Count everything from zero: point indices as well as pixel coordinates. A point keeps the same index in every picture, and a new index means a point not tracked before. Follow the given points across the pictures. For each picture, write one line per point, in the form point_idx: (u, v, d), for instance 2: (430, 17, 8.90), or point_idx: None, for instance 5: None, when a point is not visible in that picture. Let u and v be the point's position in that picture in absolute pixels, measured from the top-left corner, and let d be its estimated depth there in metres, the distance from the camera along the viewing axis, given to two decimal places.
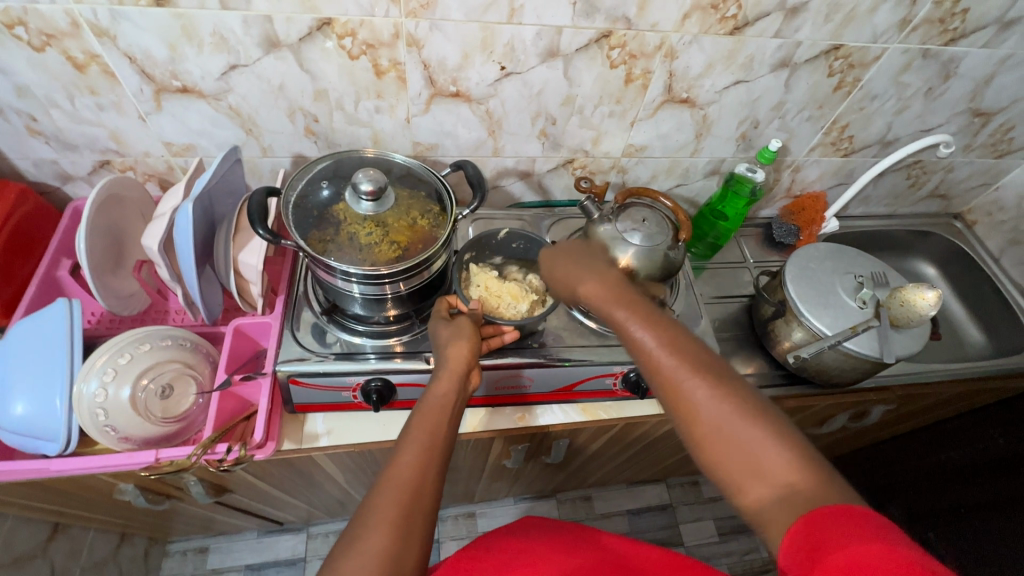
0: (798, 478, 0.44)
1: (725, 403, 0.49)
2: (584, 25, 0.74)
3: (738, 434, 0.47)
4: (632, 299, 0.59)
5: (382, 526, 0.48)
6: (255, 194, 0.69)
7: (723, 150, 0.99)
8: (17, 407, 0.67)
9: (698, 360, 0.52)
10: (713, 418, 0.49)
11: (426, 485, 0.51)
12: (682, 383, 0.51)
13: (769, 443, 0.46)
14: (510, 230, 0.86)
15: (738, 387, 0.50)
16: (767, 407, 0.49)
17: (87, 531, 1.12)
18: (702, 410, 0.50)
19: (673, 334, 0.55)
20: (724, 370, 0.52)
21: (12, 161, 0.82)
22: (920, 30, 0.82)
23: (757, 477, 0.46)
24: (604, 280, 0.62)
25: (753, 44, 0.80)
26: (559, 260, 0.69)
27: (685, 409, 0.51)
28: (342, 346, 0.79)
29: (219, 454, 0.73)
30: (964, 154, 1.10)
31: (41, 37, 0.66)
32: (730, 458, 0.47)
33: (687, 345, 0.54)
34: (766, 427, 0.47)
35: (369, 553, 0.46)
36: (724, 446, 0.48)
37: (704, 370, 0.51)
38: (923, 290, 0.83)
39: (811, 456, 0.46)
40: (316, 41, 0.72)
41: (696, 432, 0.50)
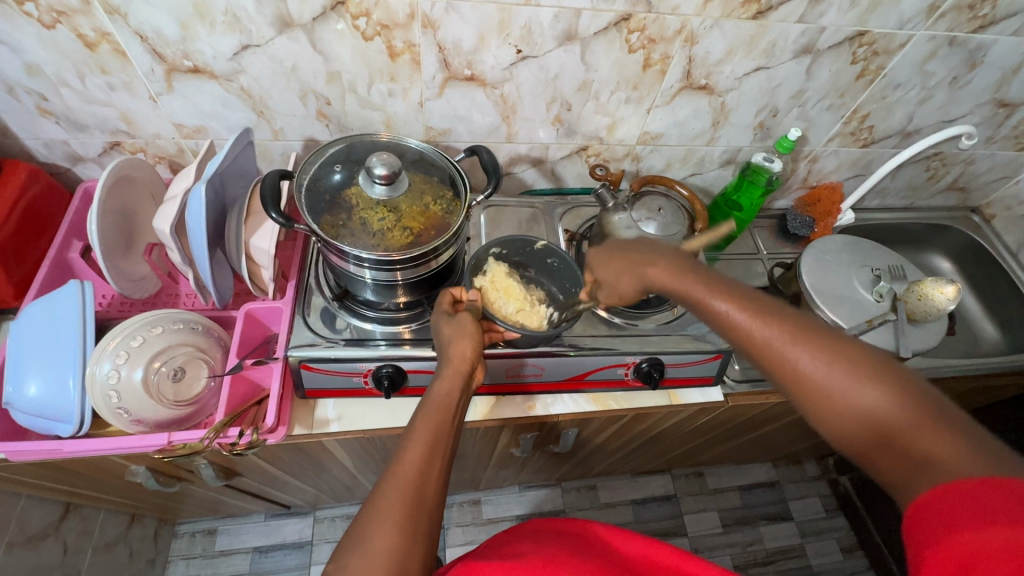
0: (926, 438, 0.42)
1: (836, 367, 0.47)
2: (604, 7, 0.72)
3: (845, 393, 0.46)
4: (705, 278, 0.58)
5: (384, 532, 0.47)
6: (268, 176, 0.68)
7: (741, 138, 0.98)
8: (30, 388, 0.67)
9: (797, 326, 0.50)
10: (826, 385, 0.47)
11: (430, 484, 0.51)
12: (783, 353, 0.50)
13: (890, 400, 0.44)
14: (548, 245, 0.85)
15: (844, 345, 0.48)
16: (882, 362, 0.46)
17: (97, 512, 1.13)
18: (809, 377, 0.48)
19: (762, 304, 0.53)
20: (826, 332, 0.49)
21: (22, 141, 0.81)
22: (948, 16, 0.80)
23: (881, 441, 0.44)
24: (665, 263, 0.62)
25: (776, 30, 0.78)
26: (611, 257, 0.71)
27: (794, 380, 0.49)
28: (353, 332, 0.79)
29: (232, 437, 0.73)
30: (985, 146, 1.08)
31: (51, 14, 0.65)
32: (849, 424, 0.46)
33: (771, 309, 0.53)
34: (883, 383, 0.45)
35: (374, 556, 0.46)
36: (842, 411, 0.46)
37: (805, 335, 0.49)
38: (942, 285, 0.82)
39: (939, 409, 0.43)
40: (330, 21, 0.70)
41: (807, 400, 0.48)
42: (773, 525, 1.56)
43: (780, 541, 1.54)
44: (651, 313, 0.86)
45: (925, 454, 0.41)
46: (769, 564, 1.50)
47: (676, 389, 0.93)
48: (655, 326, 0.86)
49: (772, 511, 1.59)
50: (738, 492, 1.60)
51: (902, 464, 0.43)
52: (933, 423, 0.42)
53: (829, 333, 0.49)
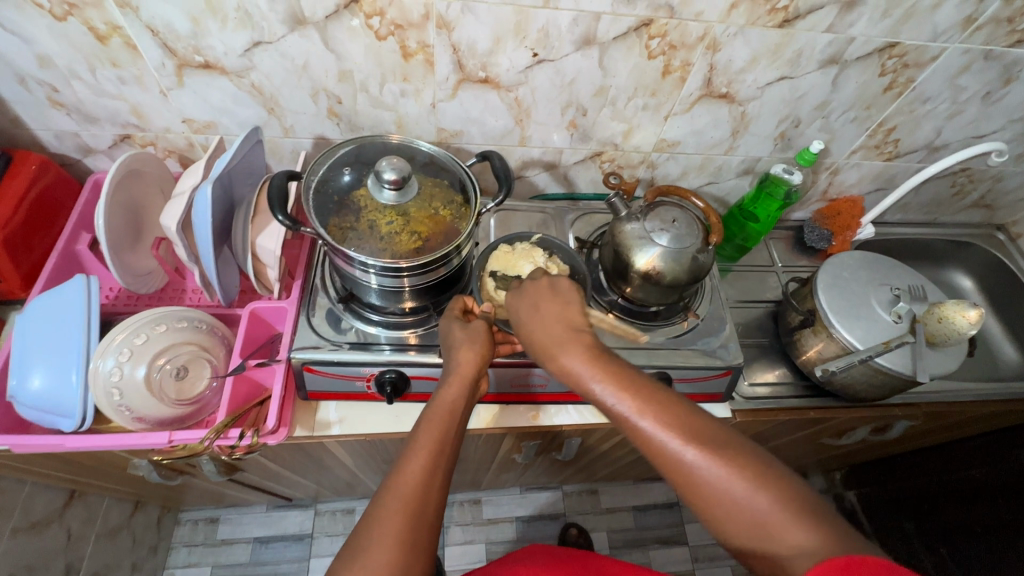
0: (788, 524, 0.44)
1: (718, 464, 0.47)
2: (624, 12, 0.70)
3: (735, 494, 0.46)
4: (600, 362, 0.55)
5: (387, 542, 0.47)
6: (275, 177, 0.67)
7: (760, 149, 0.95)
8: (33, 381, 0.67)
9: (684, 422, 0.50)
10: (709, 483, 0.47)
11: (432, 497, 0.51)
12: (674, 451, 0.49)
13: (757, 493, 0.45)
14: (543, 237, 0.86)
15: (727, 447, 0.48)
16: (752, 450, 0.48)
17: (101, 499, 1.14)
18: (693, 473, 0.47)
19: (655, 396, 0.51)
20: (707, 424, 0.50)
21: (33, 132, 0.81)
22: (984, 30, 0.77)
23: (764, 540, 0.44)
24: (574, 344, 0.57)
25: (803, 39, 0.75)
26: (524, 313, 0.61)
27: (681, 477, 0.48)
28: (357, 335, 0.78)
29: (232, 439, 0.72)
30: (1016, 163, 1.04)
31: (63, 6, 0.64)
32: (725, 517, 0.46)
33: (660, 402, 0.51)
34: (755, 479, 0.46)
35: (375, 569, 0.45)
36: (720, 507, 0.46)
37: (692, 430, 0.49)
38: (964, 308, 0.80)
39: (802, 497, 0.45)
40: (343, 19, 0.69)
41: (691, 495, 0.48)
42: None
43: None
44: (659, 325, 0.86)
45: (784, 543, 0.43)
46: None
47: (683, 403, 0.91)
48: (665, 339, 0.85)
49: None
50: None
51: (771, 547, 0.44)
52: (793, 513, 0.44)
53: (708, 424, 0.50)
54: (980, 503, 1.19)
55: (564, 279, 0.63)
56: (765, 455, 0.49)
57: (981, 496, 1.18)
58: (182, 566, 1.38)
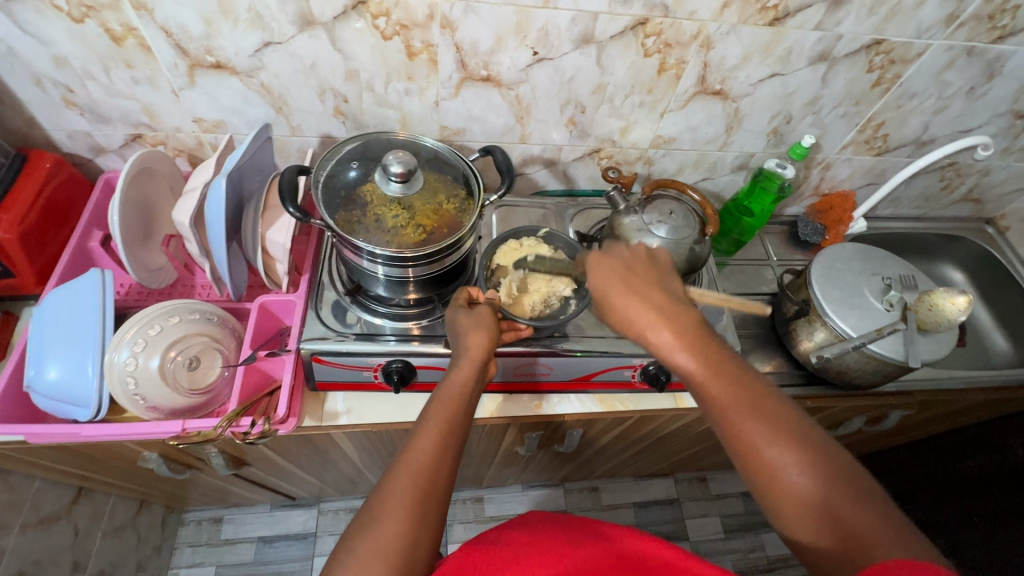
0: (858, 522, 0.46)
1: (796, 454, 0.49)
2: (620, 11, 0.73)
3: (813, 486, 0.48)
4: (697, 342, 0.57)
5: (396, 513, 0.49)
6: (286, 171, 0.69)
7: (753, 144, 0.98)
8: (51, 372, 0.69)
9: (769, 409, 0.52)
10: (786, 472, 0.49)
11: (441, 474, 0.52)
12: (757, 435, 0.51)
13: (830, 487, 0.47)
14: (550, 231, 0.88)
15: (812, 442, 0.50)
16: (829, 448, 0.50)
17: (107, 497, 1.15)
18: (770, 461, 0.50)
19: (744, 384, 0.54)
20: (790, 416, 0.52)
21: (47, 132, 0.83)
22: (966, 26, 0.80)
23: (828, 536, 0.46)
24: (672, 319, 0.59)
25: (793, 37, 0.78)
26: (615, 285, 0.63)
27: (759, 463, 0.50)
28: (363, 327, 0.80)
29: (244, 427, 0.74)
30: (1002, 158, 1.07)
31: (81, 8, 0.66)
32: (794, 508, 0.48)
33: (750, 390, 0.54)
34: (831, 477, 0.48)
35: (384, 539, 0.47)
36: (792, 498, 0.48)
37: (778, 422, 0.51)
38: (954, 295, 0.81)
39: (873, 501, 0.47)
40: (350, 20, 0.71)
41: (763, 479, 0.50)
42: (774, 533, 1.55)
43: (781, 549, 1.54)
44: None
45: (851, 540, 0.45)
46: (769, 571, 1.50)
47: (682, 393, 0.93)
48: None
49: None
50: (741, 498, 1.60)
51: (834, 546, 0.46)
52: (863, 514, 0.46)
53: (794, 419, 0.52)
54: (973, 497, 1.20)
55: (659, 252, 0.67)
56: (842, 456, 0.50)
57: (976, 488, 1.19)
58: (186, 566, 1.38)
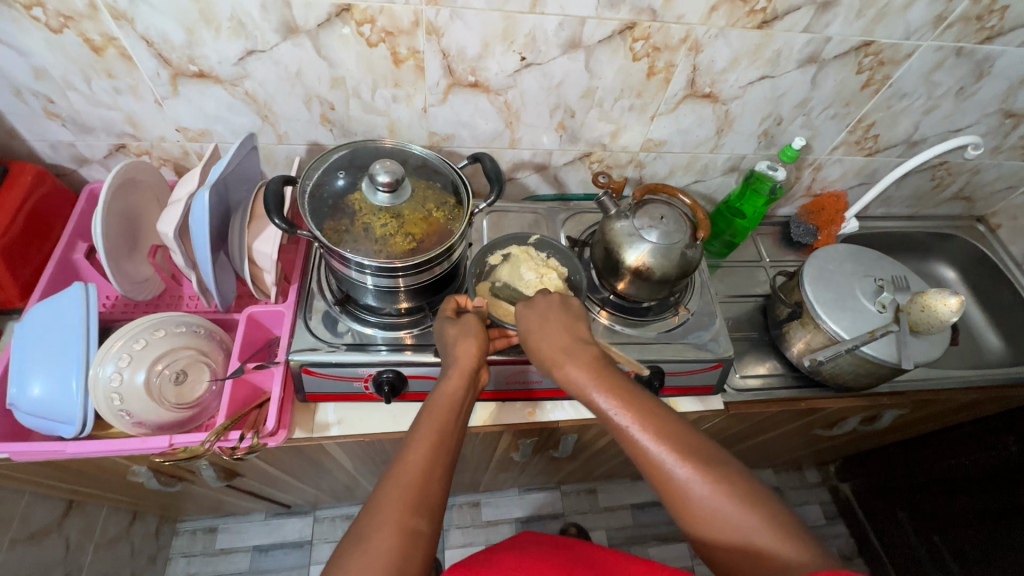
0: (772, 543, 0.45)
1: (705, 478, 0.48)
2: (608, 16, 0.72)
3: (731, 521, 0.46)
4: (608, 380, 0.57)
5: (389, 528, 0.48)
6: (271, 181, 0.68)
7: (744, 147, 0.97)
8: (34, 389, 0.67)
9: (674, 434, 0.51)
10: (696, 494, 0.48)
11: (433, 481, 0.52)
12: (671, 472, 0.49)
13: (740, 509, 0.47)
14: (541, 238, 0.88)
15: (730, 476, 0.48)
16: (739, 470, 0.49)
17: (99, 509, 1.14)
18: (681, 487, 0.49)
19: (649, 410, 0.53)
20: (696, 439, 0.51)
21: (29, 143, 0.82)
22: (955, 27, 0.80)
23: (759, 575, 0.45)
24: (583, 359, 0.59)
25: (781, 39, 0.78)
26: (535, 326, 0.64)
27: (673, 494, 0.49)
28: (354, 336, 0.79)
29: (232, 442, 0.74)
30: (992, 156, 1.07)
31: (59, 18, 0.65)
32: (709, 532, 0.48)
33: (663, 424, 0.52)
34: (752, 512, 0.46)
35: (376, 556, 0.46)
36: (706, 522, 0.48)
37: (691, 454, 0.50)
38: (946, 296, 0.81)
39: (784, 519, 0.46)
40: (335, 27, 0.70)
41: (687, 517, 0.49)
42: None
43: None
44: (651, 321, 0.88)
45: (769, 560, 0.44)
46: None
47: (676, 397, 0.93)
48: (656, 333, 0.86)
49: None
50: None
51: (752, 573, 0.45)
52: (779, 541, 0.45)
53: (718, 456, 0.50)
54: (969, 495, 1.21)
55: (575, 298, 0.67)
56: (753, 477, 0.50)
57: (970, 487, 1.20)
58: None
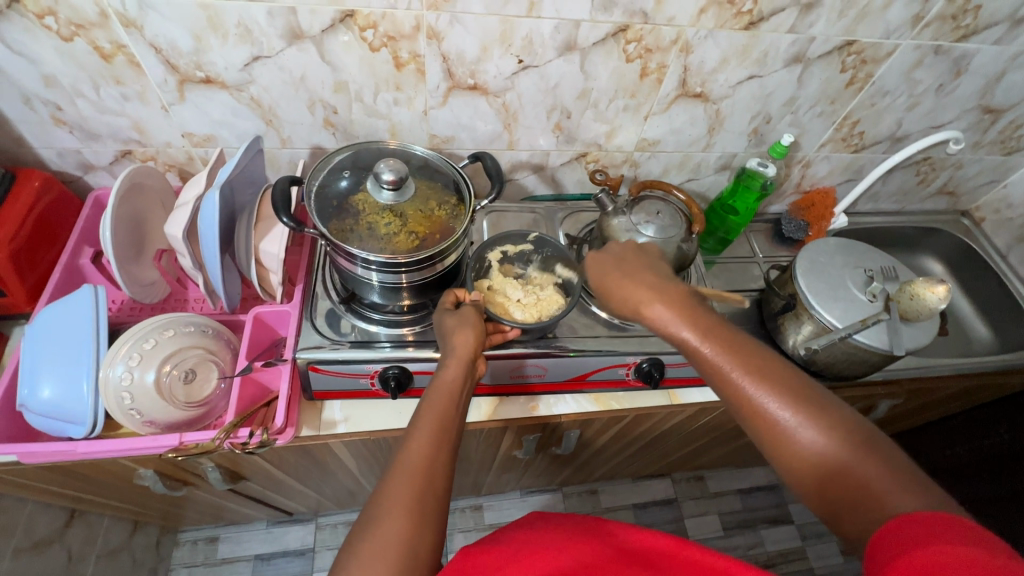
0: (873, 473, 0.45)
1: (800, 408, 0.50)
2: (602, 19, 0.75)
3: (811, 440, 0.49)
4: (690, 312, 0.59)
5: (397, 513, 0.49)
6: (278, 182, 0.69)
7: (735, 145, 1.00)
8: (44, 390, 0.68)
9: (766, 370, 0.53)
10: (794, 429, 0.49)
11: (438, 468, 0.53)
12: (755, 395, 0.52)
13: (832, 439, 0.48)
14: (538, 236, 0.89)
15: (814, 396, 0.51)
16: (837, 405, 0.50)
17: (100, 519, 1.13)
18: (782, 423, 0.50)
19: (741, 347, 0.55)
20: (787, 372, 0.53)
21: (36, 151, 0.84)
22: (932, 26, 0.83)
23: (841, 497, 0.46)
24: (663, 295, 0.61)
25: (768, 40, 0.81)
26: (608, 272, 0.67)
27: (756, 416, 0.52)
28: (358, 334, 0.81)
29: (243, 437, 0.74)
30: (973, 151, 1.11)
31: (70, 27, 0.67)
32: (805, 465, 0.49)
33: (744, 352, 0.55)
34: (840, 429, 0.48)
35: (387, 540, 0.47)
36: (803, 458, 0.49)
37: (775, 380, 0.52)
38: (933, 284, 0.85)
39: (889, 458, 0.46)
40: (338, 33, 0.73)
41: (772, 442, 0.51)
42: (773, 528, 1.56)
43: (781, 544, 1.55)
44: None
45: (861, 486, 0.45)
46: (770, 567, 1.51)
47: (676, 390, 0.95)
48: None
49: (772, 514, 1.60)
50: (738, 496, 1.61)
51: (851, 514, 0.45)
52: (861, 460, 0.46)
53: (800, 382, 0.52)
54: (967, 483, 1.23)
55: (648, 245, 0.71)
56: (854, 414, 0.51)
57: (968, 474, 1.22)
58: None
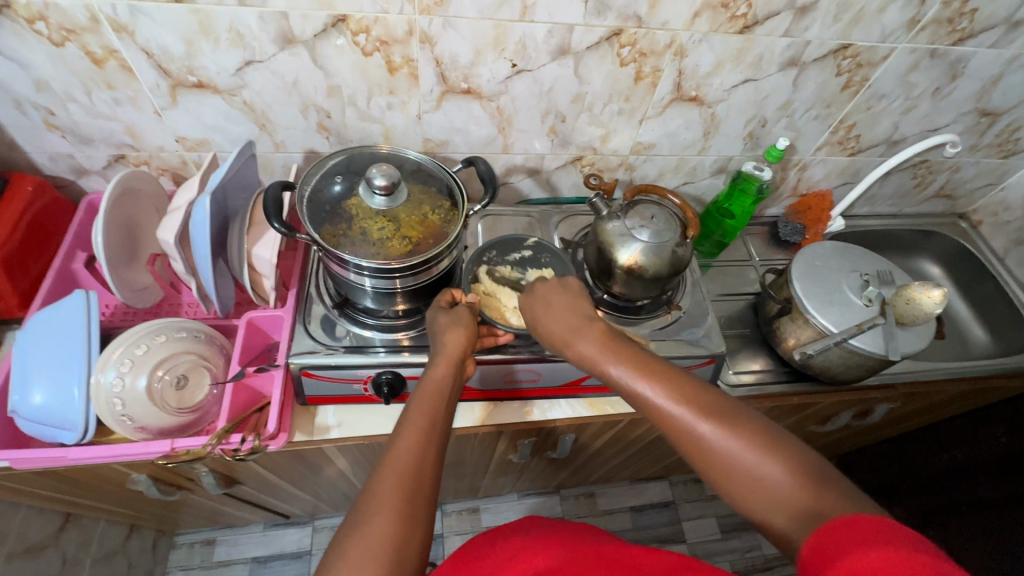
0: (812, 495, 0.45)
1: (734, 434, 0.49)
2: (596, 23, 0.75)
3: (749, 465, 0.48)
4: (617, 347, 0.59)
5: (385, 512, 0.49)
6: (270, 187, 0.69)
7: (731, 148, 1.00)
8: (35, 396, 0.68)
9: (696, 396, 0.52)
10: (725, 452, 0.49)
11: (427, 466, 0.53)
12: (689, 427, 0.51)
13: (768, 463, 0.47)
14: (537, 242, 0.90)
15: (747, 421, 0.50)
16: (766, 421, 0.51)
17: (95, 523, 1.13)
18: (711, 448, 0.50)
19: (670, 377, 0.55)
20: (717, 398, 0.52)
21: (28, 155, 0.83)
22: (928, 30, 0.83)
23: (787, 519, 0.45)
24: (590, 334, 0.62)
25: (763, 43, 0.81)
26: (543, 308, 0.67)
27: (693, 448, 0.51)
28: (352, 339, 0.80)
29: (234, 444, 0.74)
30: (970, 154, 1.10)
31: (61, 32, 0.67)
32: (748, 491, 0.48)
33: (676, 382, 0.54)
34: (774, 453, 0.48)
35: (375, 538, 0.47)
36: (738, 480, 0.48)
37: (707, 409, 0.51)
38: (929, 288, 0.84)
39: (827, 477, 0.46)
40: (330, 37, 0.72)
41: (713, 471, 0.50)
42: None
43: (778, 547, 1.55)
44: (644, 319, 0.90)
45: (802, 509, 0.45)
46: (766, 570, 1.51)
47: None
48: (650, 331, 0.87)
49: None
50: None
51: (789, 526, 0.45)
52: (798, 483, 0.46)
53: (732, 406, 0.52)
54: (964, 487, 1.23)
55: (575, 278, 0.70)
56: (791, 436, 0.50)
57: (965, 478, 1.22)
58: None
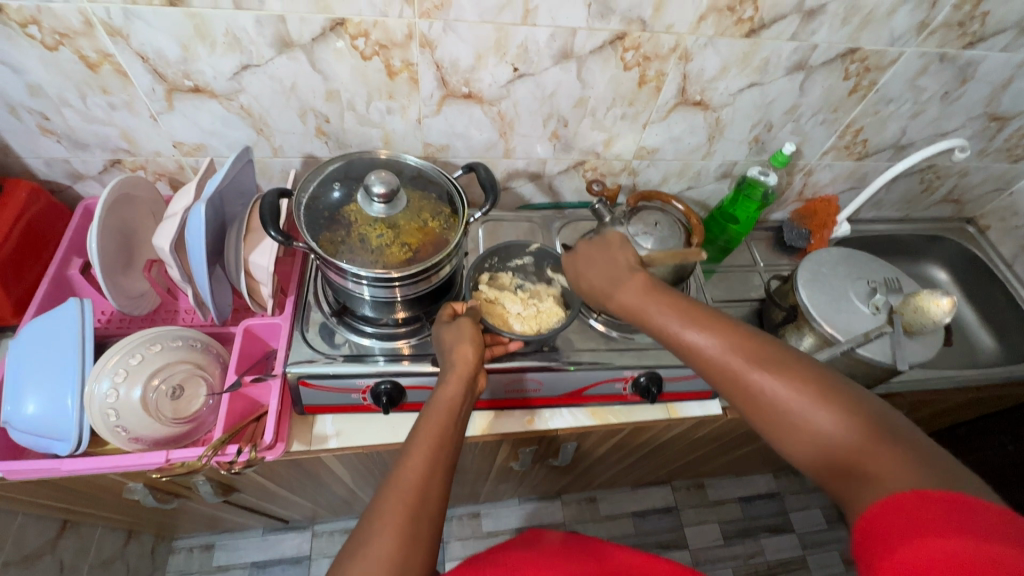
0: (863, 446, 0.44)
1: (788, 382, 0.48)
2: (599, 26, 0.73)
3: (801, 415, 0.47)
4: (664, 295, 0.58)
5: (389, 531, 0.48)
6: (267, 195, 0.68)
7: (736, 152, 0.98)
8: (28, 406, 0.67)
9: (747, 345, 0.52)
10: (779, 404, 0.48)
11: (435, 483, 0.52)
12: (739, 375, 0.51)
13: (821, 411, 0.46)
14: (539, 247, 0.87)
15: (799, 368, 0.49)
16: (820, 372, 0.49)
17: (93, 529, 1.12)
18: (766, 398, 0.49)
19: (720, 326, 0.54)
20: (771, 346, 0.51)
21: (23, 160, 0.82)
22: (938, 33, 0.81)
23: (834, 470, 0.46)
24: (633, 283, 0.60)
25: (769, 47, 0.79)
26: (586, 260, 0.67)
27: (744, 395, 0.51)
28: (351, 347, 0.79)
29: (230, 456, 0.73)
30: (979, 159, 1.09)
31: (54, 36, 0.66)
32: (799, 440, 0.48)
33: (729, 330, 0.53)
34: (828, 400, 0.47)
35: (376, 559, 0.46)
36: (792, 429, 0.48)
37: (759, 357, 0.50)
38: (937, 297, 0.82)
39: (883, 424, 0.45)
40: (328, 41, 0.71)
41: (763, 418, 0.50)
42: (774, 537, 1.54)
43: (781, 554, 1.53)
44: None
45: (853, 460, 0.44)
46: None
47: (674, 403, 0.93)
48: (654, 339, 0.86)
49: (773, 523, 1.58)
50: (739, 504, 1.59)
51: (840, 481, 0.45)
52: (852, 431, 0.45)
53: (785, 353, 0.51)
54: None
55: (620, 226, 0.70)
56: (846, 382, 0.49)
57: None
58: None
